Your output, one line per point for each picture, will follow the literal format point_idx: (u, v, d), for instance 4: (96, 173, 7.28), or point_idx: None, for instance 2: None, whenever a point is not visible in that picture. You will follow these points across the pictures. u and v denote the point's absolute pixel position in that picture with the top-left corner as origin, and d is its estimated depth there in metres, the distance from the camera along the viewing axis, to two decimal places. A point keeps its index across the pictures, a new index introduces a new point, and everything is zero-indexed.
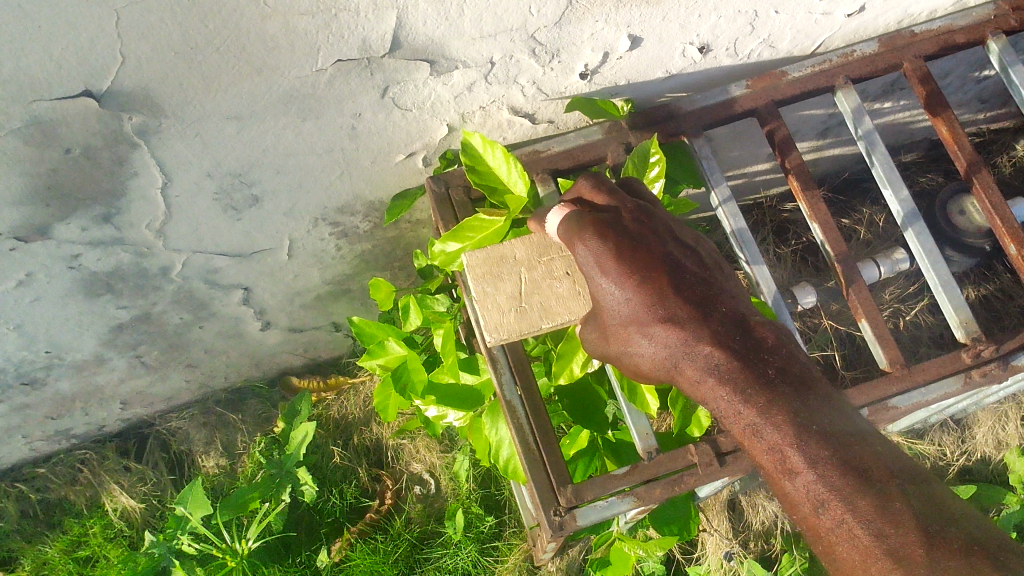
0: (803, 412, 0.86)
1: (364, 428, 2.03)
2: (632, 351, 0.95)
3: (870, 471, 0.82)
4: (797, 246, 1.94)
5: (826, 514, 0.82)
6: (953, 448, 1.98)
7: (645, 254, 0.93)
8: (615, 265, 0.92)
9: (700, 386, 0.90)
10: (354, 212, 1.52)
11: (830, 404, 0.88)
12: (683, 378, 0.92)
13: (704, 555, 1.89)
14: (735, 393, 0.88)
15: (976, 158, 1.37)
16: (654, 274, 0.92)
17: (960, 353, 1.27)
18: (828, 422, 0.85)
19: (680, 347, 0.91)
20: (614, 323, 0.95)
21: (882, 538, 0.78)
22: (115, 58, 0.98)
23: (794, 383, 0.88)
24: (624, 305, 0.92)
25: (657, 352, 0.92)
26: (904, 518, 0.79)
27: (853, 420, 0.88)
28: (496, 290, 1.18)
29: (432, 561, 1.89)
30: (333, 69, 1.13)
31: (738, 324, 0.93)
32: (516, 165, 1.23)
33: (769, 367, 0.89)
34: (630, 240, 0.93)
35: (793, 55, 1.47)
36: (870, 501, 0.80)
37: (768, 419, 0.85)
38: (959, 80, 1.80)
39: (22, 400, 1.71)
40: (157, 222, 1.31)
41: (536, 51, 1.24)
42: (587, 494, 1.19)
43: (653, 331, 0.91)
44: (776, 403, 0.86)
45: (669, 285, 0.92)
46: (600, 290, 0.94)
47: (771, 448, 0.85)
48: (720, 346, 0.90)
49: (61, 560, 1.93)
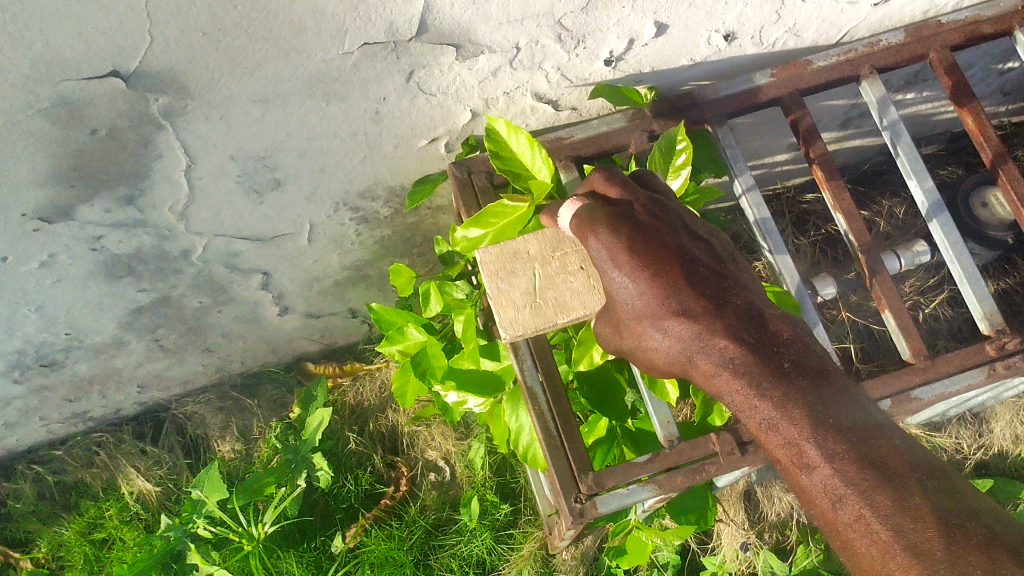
0: (819, 407, 0.85)
1: (379, 415, 2.03)
2: (646, 344, 0.94)
3: (888, 465, 0.81)
4: (817, 237, 1.93)
5: (844, 509, 0.81)
6: (971, 442, 1.97)
7: (659, 247, 0.91)
8: (628, 260, 0.90)
9: (714, 380, 0.89)
10: (376, 196, 1.51)
11: (847, 397, 0.87)
12: (696, 372, 0.91)
13: (719, 545, 1.88)
14: (750, 387, 0.86)
15: (1002, 149, 1.36)
16: (669, 267, 0.90)
17: (984, 346, 1.27)
18: (843, 416, 0.84)
19: (695, 340, 0.89)
20: (626, 317, 0.94)
21: (900, 533, 0.78)
22: (144, 39, 0.98)
23: (810, 376, 0.87)
24: (638, 298, 0.91)
25: (671, 346, 0.91)
26: (923, 512, 0.78)
27: (869, 413, 0.87)
28: (510, 287, 1.19)
29: (447, 548, 1.89)
30: (360, 52, 1.13)
31: (752, 316, 0.91)
32: (541, 151, 1.22)
33: (784, 359, 0.88)
34: (644, 232, 0.92)
35: (817, 44, 1.46)
36: (888, 495, 0.79)
37: (783, 413, 0.85)
38: (982, 71, 1.78)
39: (41, 382, 1.72)
40: (179, 204, 1.31)
41: (562, 37, 1.24)
42: (608, 481, 1.20)
43: (667, 325, 0.90)
44: (792, 395, 0.85)
45: (682, 278, 0.90)
46: (614, 284, 0.93)
47: (787, 443, 0.85)
48: (735, 339, 0.88)
49: (77, 542, 1.94)
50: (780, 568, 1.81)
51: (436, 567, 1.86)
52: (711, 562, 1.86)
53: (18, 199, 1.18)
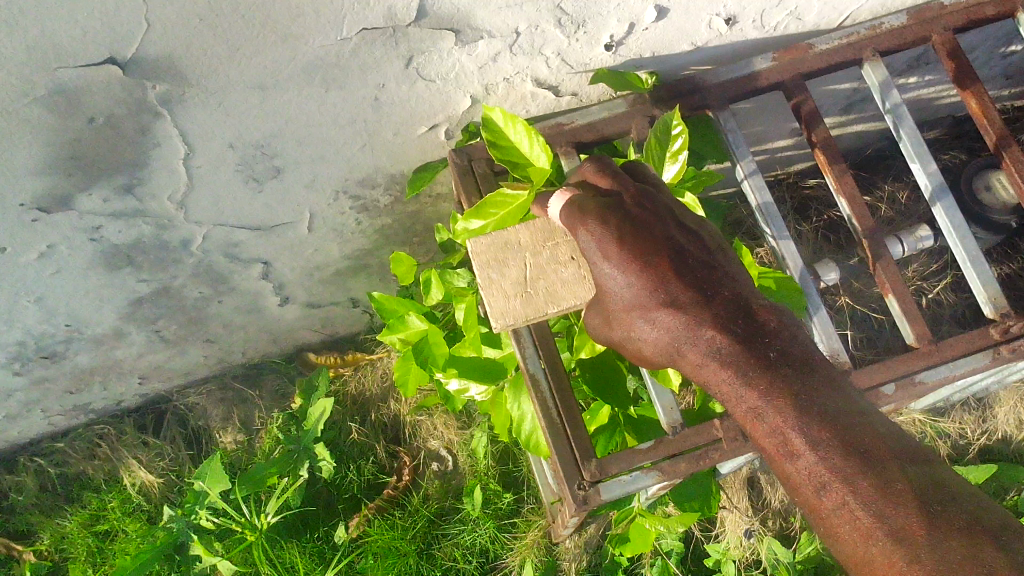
0: (804, 396, 0.84)
1: (381, 404, 2.02)
2: (635, 336, 0.93)
3: (872, 451, 0.80)
4: (818, 223, 1.93)
5: (829, 496, 0.79)
6: (974, 428, 1.96)
7: (648, 239, 0.91)
8: (617, 249, 0.90)
9: (702, 370, 0.88)
10: (376, 184, 1.51)
11: (835, 388, 0.85)
12: (684, 363, 0.90)
13: (723, 533, 1.87)
14: (736, 376, 0.86)
15: (1006, 132, 1.35)
16: (658, 259, 0.90)
17: (988, 329, 1.26)
18: (828, 405, 0.83)
19: (682, 330, 0.89)
20: (617, 309, 0.93)
21: (882, 518, 0.76)
22: (140, 25, 0.97)
23: (797, 367, 0.86)
24: (627, 289, 0.91)
25: (659, 336, 0.90)
26: (906, 497, 0.76)
27: (856, 402, 0.85)
28: (501, 276, 1.18)
29: (450, 536, 1.89)
30: (359, 38, 1.12)
31: (740, 307, 0.90)
32: (540, 139, 1.21)
33: (770, 349, 0.87)
34: (633, 224, 0.92)
35: (819, 28, 1.45)
36: (871, 481, 0.78)
37: (768, 401, 0.84)
38: (985, 54, 1.77)
39: (42, 373, 1.71)
40: (178, 193, 1.30)
41: (562, 21, 1.23)
42: (611, 469, 1.20)
43: (655, 315, 0.89)
44: (777, 385, 0.84)
45: (671, 268, 0.90)
46: (603, 275, 0.92)
47: (772, 432, 0.83)
48: (722, 330, 0.87)
49: (80, 534, 1.94)
50: (785, 554, 1.78)
51: (439, 556, 1.86)
52: (715, 549, 1.85)
53: (16, 189, 1.17)
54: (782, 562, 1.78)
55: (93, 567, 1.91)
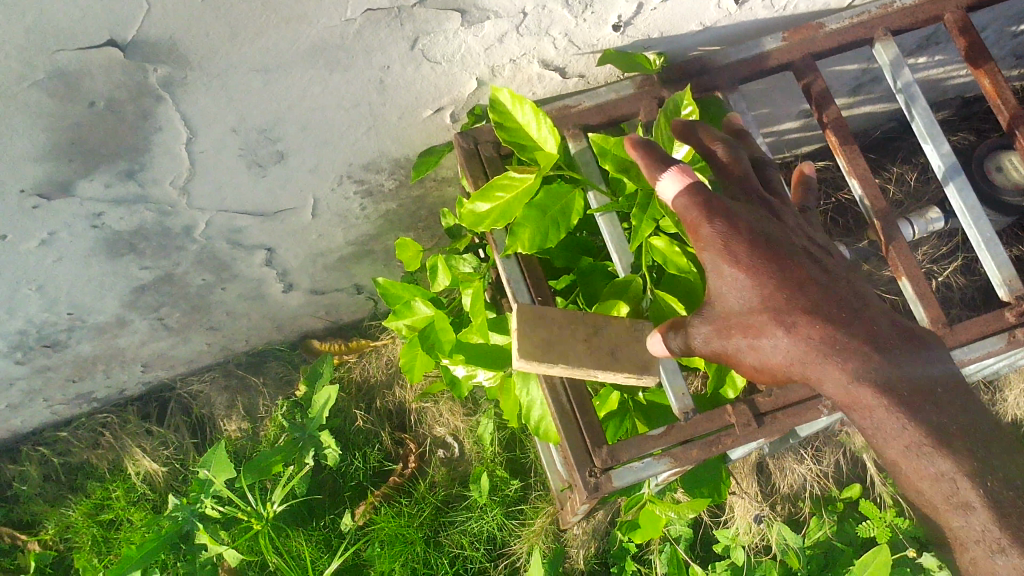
0: (943, 421, 0.86)
1: (386, 391, 2.01)
2: (757, 345, 0.92)
3: (999, 474, 0.85)
4: (827, 206, 1.91)
5: (963, 515, 0.85)
6: (984, 412, 1.94)
7: (778, 250, 0.93)
8: (732, 255, 0.92)
9: (842, 389, 0.89)
10: (380, 169, 1.49)
11: (920, 354, 0.90)
12: (828, 381, 0.89)
13: (732, 518, 1.86)
14: (889, 401, 0.86)
15: (1020, 111, 1.33)
16: (790, 269, 0.92)
17: (1003, 312, 1.24)
18: (956, 428, 0.86)
19: (821, 347, 0.89)
20: (737, 313, 0.93)
21: (1011, 530, 0.84)
22: (141, 6, 0.95)
23: (931, 392, 0.88)
24: (753, 298, 0.91)
25: (793, 353, 0.90)
26: (1013, 503, 0.85)
27: (986, 422, 0.89)
28: (529, 327, 1.18)
29: (457, 524, 1.88)
30: (363, 19, 1.10)
31: (854, 308, 0.92)
32: (548, 121, 1.19)
33: (907, 367, 0.88)
34: (757, 233, 0.94)
35: (829, 7, 1.42)
36: (991, 505, 0.84)
37: (908, 428, 0.86)
38: (995, 34, 1.75)
39: (44, 362, 1.70)
40: (180, 178, 1.28)
41: (569, 2, 1.20)
42: (623, 455, 1.19)
43: (794, 326, 0.89)
44: (916, 410, 0.86)
45: (803, 286, 0.91)
46: (727, 281, 0.93)
47: (912, 455, 0.86)
48: (841, 327, 0.89)
49: (84, 523, 1.93)
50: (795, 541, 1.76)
51: (446, 544, 1.85)
52: (724, 534, 1.81)
53: (16, 174, 1.15)
54: (791, 548, 1.77)
55: (99, 556, 1.89)
